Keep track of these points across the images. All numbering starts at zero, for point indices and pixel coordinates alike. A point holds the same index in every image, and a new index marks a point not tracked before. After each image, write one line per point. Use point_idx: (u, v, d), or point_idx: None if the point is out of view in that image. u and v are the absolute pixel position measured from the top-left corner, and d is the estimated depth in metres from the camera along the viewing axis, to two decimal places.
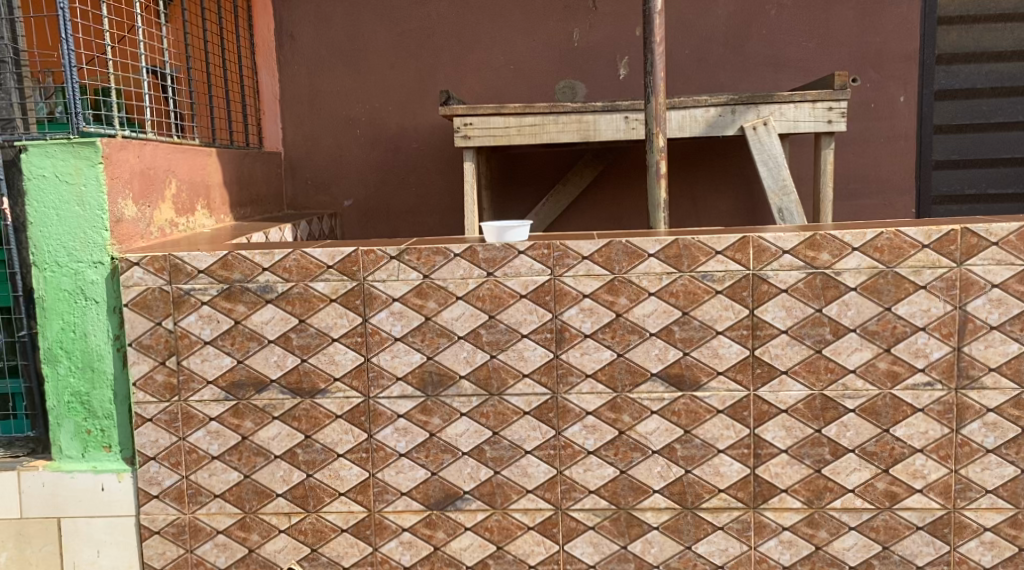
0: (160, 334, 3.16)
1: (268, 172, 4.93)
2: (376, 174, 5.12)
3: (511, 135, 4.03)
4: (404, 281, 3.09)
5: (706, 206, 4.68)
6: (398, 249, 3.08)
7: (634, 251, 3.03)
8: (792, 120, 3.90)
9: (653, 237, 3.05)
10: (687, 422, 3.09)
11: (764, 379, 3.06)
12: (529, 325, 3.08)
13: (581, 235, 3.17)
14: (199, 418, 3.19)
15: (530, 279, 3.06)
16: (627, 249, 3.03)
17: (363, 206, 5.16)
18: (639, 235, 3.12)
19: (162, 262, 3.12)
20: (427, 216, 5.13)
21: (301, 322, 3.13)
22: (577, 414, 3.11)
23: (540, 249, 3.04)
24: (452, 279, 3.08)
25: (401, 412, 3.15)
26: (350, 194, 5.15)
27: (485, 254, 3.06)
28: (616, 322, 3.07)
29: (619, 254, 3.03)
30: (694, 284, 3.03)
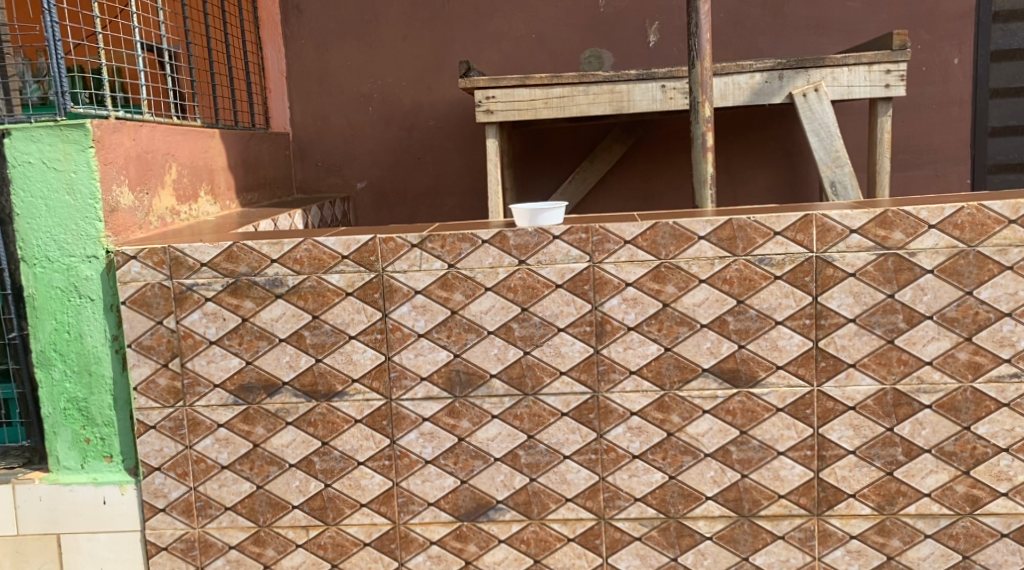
0: (161, 334, 2.88)
1: (276, 154, 4.64)
2: (391, 154, 4.82)
3: (538, 108, 3.71)
4: (427, 271, 2.80)
5: (743, 181, 4.36)
6: (420, 236, 2.79)
7: (683, 234, 2.72)
8: (846, 85, 3.54)
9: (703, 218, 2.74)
10: (743, 422, 2.79)
11: (829, 373, 2.75)
12: (566, 318, 2.79)
13: (620, 217, 2.86)
14: (207, 425, 2.92)
15: (567, 267, 2.77)
16: (676, 231, 2.72)
17: (378, 189, 4.86)
18: (686, 216, 2.82)
19: (162, 254, 2.84)
20: (445, 198, 4.83)
21: (315, 319, 2.85)
22: (620, 415, 2.82)
23: (577, 234, 2.74)
24: (480, 269, 2.79)
25: (427, 415, 2.87)
26: (364, 176, 4.85)
27: (516, 240, 2.77)
28: (663, 314, 2.77)
29: (666, 237, 2.73)
30: (750, 269, 2.72)
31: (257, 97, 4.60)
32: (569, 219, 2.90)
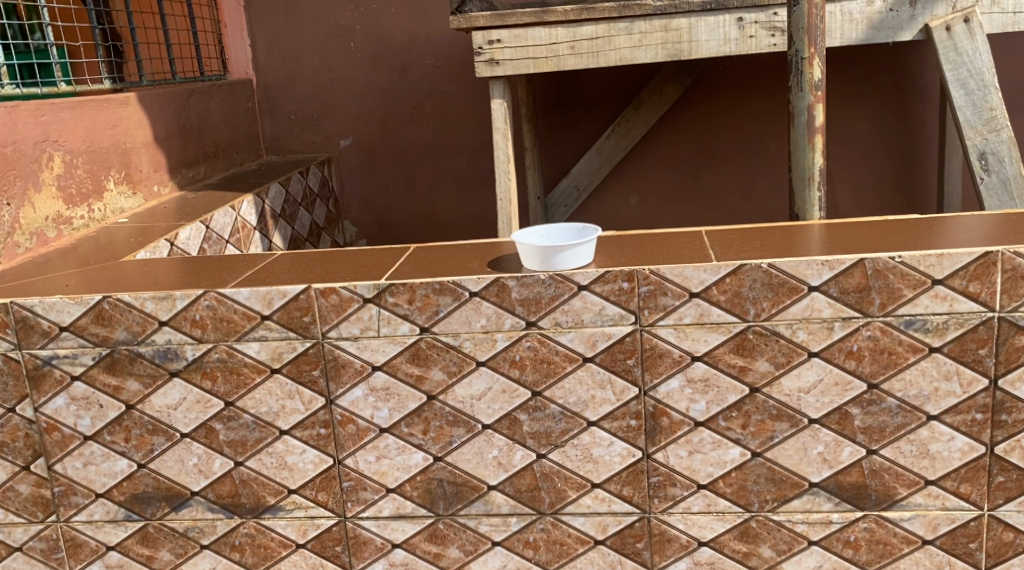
0: (16, 426, 1.99)
1: (237, 109, 3.64)
2: (381, 102, 3.80)
3: (561, 55, 2.66)
4: (390, 339, 1.85)
5: (838, 131, 3.49)
6: (375, 286, 1.82)
7: (784, 282, 1.73)
8: (1010, 12, 2.45)
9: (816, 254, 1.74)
10: (869, 559, 1.86)
11: (1008, 493, 1.79)
12: (600, 408, 1.85)
13: (685, 253, 1.88)
14: (91, 548, 2.06)
15: (599, 332, 1.81)
16: (776, 278, 1.73)
17: (367, 146, 3.86)
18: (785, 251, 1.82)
19: (3, 314, 1.92)
20: (451, 157, 3.82)
21: (228, 407, 1.93)
22: (683, 545, 1.90)
23: (616, 282, 1.77)
24: (468, 334, 1.83)
25: (398, 540, 1.97)
26: (349, 131, 3.86)
27: (520, 292, 1.80)
28: (751, 403, 1.81)
29: (755, 287, 1.74)
30: (891, 337, 1.74)
31: (206, 36, 3.59)
32: (604, 252, 1.92)
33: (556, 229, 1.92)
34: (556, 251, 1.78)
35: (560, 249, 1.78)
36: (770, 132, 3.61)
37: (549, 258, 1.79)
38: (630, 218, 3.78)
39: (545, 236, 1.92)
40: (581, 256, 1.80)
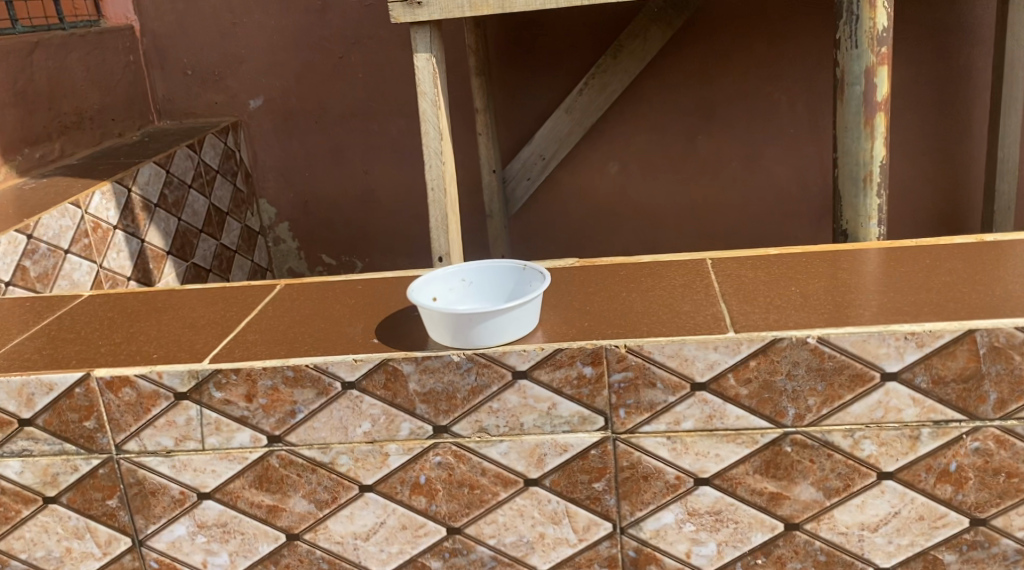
0: None
1: (112, 65, 2.88)
2: (297, 53, 3.03)
3: None
4: (223, 453, 1.19)
5: None
6: (192, 375, 1.15)
7: (842, 364, 1.08)
8: None
9: (893, 321, 1.08)
10: None
11: None
12: (553, 552, 1.20)
13: (682, 305, 1.22)
14: None
15: (550, 444, 1.15)
16: (828, 359, 1.08)
17: (280, 107, 3.11)
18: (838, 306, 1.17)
19: None
20: (387, 121, 3.06)
21: None
22: None
23: (574, 366, 1.12)
24: (345, 445, 1.17)
25: None
26: (259, 89, 3.10)
27: (423, 383, 1.14)
28: (785, 547, 1.17)
29: (795, 373, 1.09)
30: (1012, 451, 1.10)
31: None
32: (559, 306, 1.25)
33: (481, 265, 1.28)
34: (478, 317, 1.10)
35: (484, 313, 1.10)
36: (779, 84, 2.89)
37: (466, 328, 1.11)
38: (607, 193, 3.10)
39: (464, 277, 1.27)
40: (518, 323, 1.13)
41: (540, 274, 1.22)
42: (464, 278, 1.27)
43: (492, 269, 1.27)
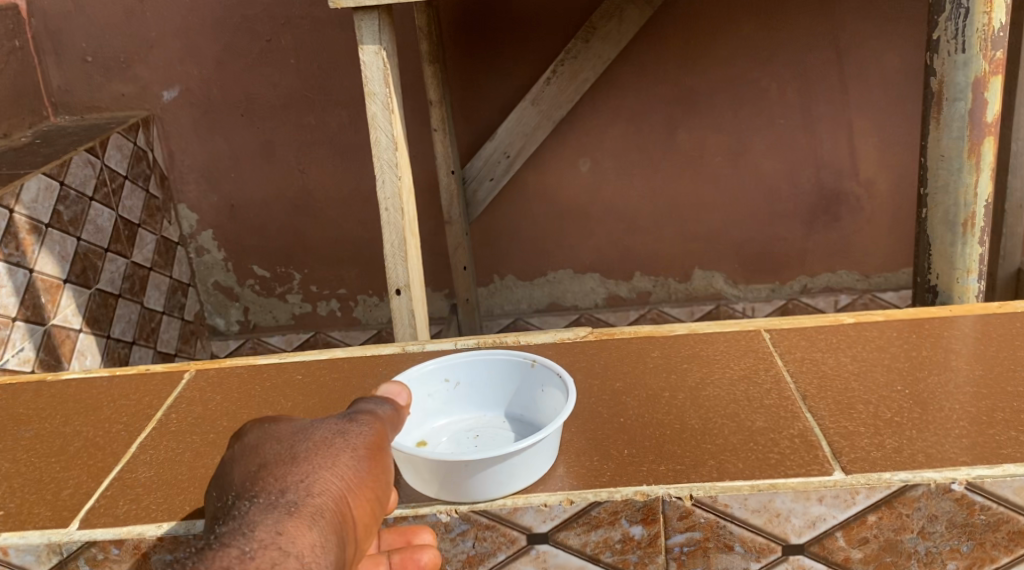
0: None
1: None
2: (215, 36, 2.58)
3: None
4: None
5: (861, 67, 2.53)
6: (55, 549, 0.89)
7: (999, 516, 0.87)
8: None
9: None
10: None
11: None
12: None
13: (743, 419, 0.96)
14: None
15: None
16: (978, 512, 0.87)
17: (198, 99, 2.66)
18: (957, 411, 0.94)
19: None
20: (325, 114, 2.65)
21: None
22: None
23: (655, 527, 0.89)
24: None
25: None
26: (173, 78, 2.64)
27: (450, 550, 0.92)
28: None
29: (931, 527, 0.88)
30: None
31: None
32: (599, 426, 0.98)
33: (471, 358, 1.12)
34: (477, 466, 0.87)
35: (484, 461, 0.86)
36: (770, 69, 2.55)
37: (459, 481, 0.88)
38: (577, 193, 2.73)
39: (448, 376, 1.11)
40: (532, 464, 0.89)
41: (553, 375, 1.04)
42: (449, 376, 1.11)
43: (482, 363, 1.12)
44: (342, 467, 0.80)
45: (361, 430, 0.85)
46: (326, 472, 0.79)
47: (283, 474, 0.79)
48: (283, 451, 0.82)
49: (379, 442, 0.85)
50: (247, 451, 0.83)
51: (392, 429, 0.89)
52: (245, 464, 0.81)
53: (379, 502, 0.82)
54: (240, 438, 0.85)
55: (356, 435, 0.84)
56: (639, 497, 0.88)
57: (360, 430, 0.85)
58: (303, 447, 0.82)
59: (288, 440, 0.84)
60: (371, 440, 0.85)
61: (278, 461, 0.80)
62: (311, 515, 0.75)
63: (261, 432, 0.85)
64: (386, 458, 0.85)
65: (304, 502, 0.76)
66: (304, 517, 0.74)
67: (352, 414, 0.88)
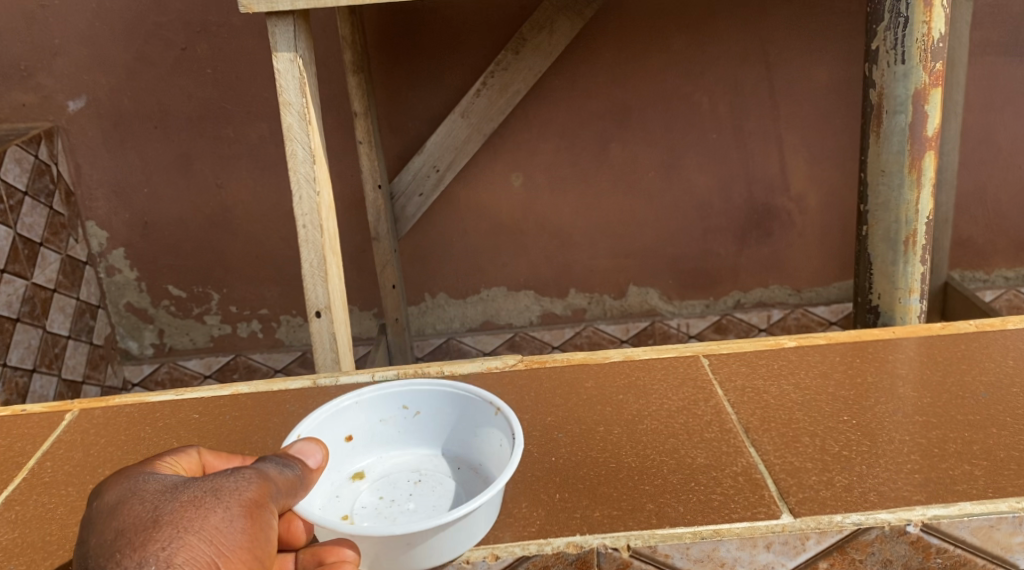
0: None
1: None
2: (124, 44, 2.44)
3: None
4: None
5: (792, 81, 2.52)
6: None
7: (957, 558, 0.93)
8: None
9: (1008, 498, 0.92)
10: None
11: None
12: None
13: (676, 460, 1.01)
14: None
15: None
16: (935, 555, 0.92)
17: (107, 111, 2.52)
18: (895, 446, 0.99)
19: None
20: (244, 127, 2.53)
21: None
22: None
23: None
24: None
25: None
26: (79, 88, 2.49)
27: None
28: None
29: None
30: None
31: None
32: (544, 475, 1.01)
33: (432, 392, 1.16)
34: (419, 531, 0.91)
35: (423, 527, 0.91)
36: (701, 83, 2.52)
37: (388, 554, 0.92)
38: (508, 208, 2.66)
39: (407, 405, 1.16)
40: (457, 541, 0.92)
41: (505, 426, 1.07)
42: (407, 405, 1.17)
43: (442, 398, 1.16)
44: (212, 530, 0.84)
45: (239, 488, 0.88)
46: (193, 540, 0.83)
47: (147, 542, 0.83)
48: (151, 511, 0.85)
49: (255, 500, 0.89)
50: (113, 513, 0.87)
51: (285, 487, 0.93)
52: (112, 525, 0.85)
53: (254, 563, 0.86)
54: (105, 493, 0.88)
55: (231, 493, 0.88)
56: (571, 547, 0.93)
57: (236, 487, 0.89)
58: (170, 509, 0.85)
59: (157, 497, 0.87)
60: (248, 497, 0.88)
61: (145, 525, 0.84)
62: None
63: (123, 490, 0.88)
64: (265, 517, 0.89)
65: None
66: None
67: (232, 470, 0.91)
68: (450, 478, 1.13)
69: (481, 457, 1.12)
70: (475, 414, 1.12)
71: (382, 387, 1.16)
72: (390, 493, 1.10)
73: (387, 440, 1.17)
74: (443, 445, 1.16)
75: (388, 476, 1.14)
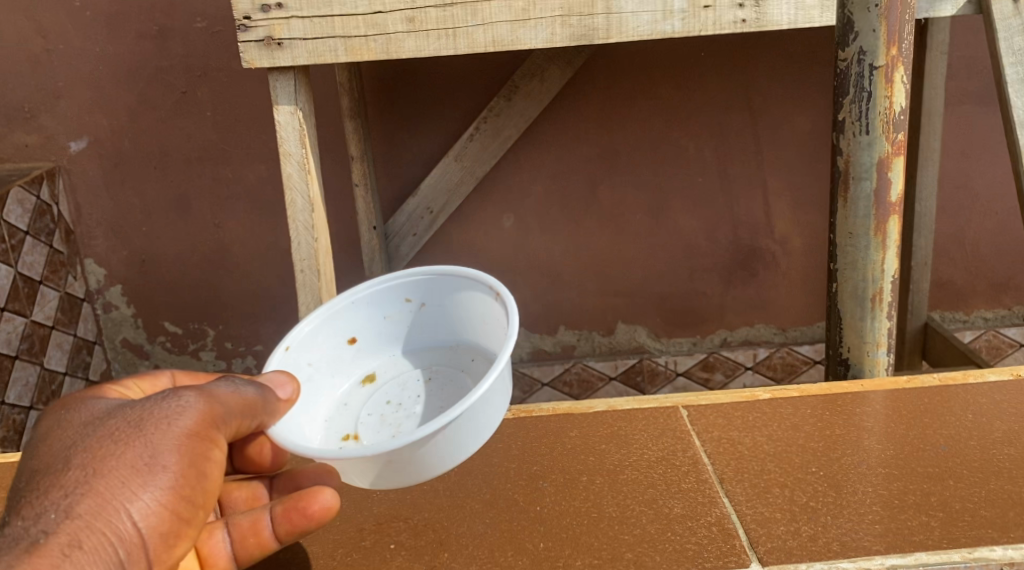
0: None
1: None
2: (126, 88, 2.50)
3: (392, 32, 1.49)
4: None
5: (775, 127, 2.60)
6: None
7: None
8: None
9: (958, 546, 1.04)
10: None
11: None
12: None
13: (654, 508, 1.12)
14: None
15: None
16: None
17: (108, 151, 2.57)
18: (855, 498, 1.11)
19: None
20: (241, 167, 2.59)
21: None
22: None
23: None
24: None
25: None
26: (81, 130, 2.55)
27: None
28: None
29: None
30: None
31: None
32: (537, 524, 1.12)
33: (428, 282, 1.38)
34: (400, 452, 1.07)
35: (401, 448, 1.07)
36: (687, 128, 2.59)
37: (391, 471, 1.09)
38: (499, 248, 2.72)
39: (410, 297, 1.40)
40: (452, 448, 1.11)
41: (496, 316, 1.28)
42: (410, 297, 1.39)
43: (429, 280, 1.37)
44: (149, 448, 0.99)
45: (180, 409, 1.02)
46: (132, 456, 0.98)
47: (91, 455, 0.98)
48: (100, 429, 1.00)
49: (195, 420, 1.03)
50: (66, 427, 1.02)
51: (237, 404, 1.07)
52: (66, 438, 1.00)
53: (192, 476, 1.01)
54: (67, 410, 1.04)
55: (173, 414, 1.02)
56: None
57: (178, 410, 1.02)
58: (116, 426, 1.00)
59: (110, 414, 1.02)
60: (188, 420, 1.02)
61: (93, 440, 0.99)
62: (110, 496, 0.96)
63: (84, 406, 1.03)
64: (206, 432, 1.03)
65: (104, 482, 0.96)
66: (104, 498, 0.96)
67: (179, 390, 1.05)
68: (453, 358, 1.38)
69: (473, 334, 1.36)
70: (471, 292, 1.34)
71: (383, 285, 1.39)
72: (397, 396, 1.36)
73: (393, 333, 1.42)
74: (449, 334, 1.40)
75: (401, 371, 1.40)
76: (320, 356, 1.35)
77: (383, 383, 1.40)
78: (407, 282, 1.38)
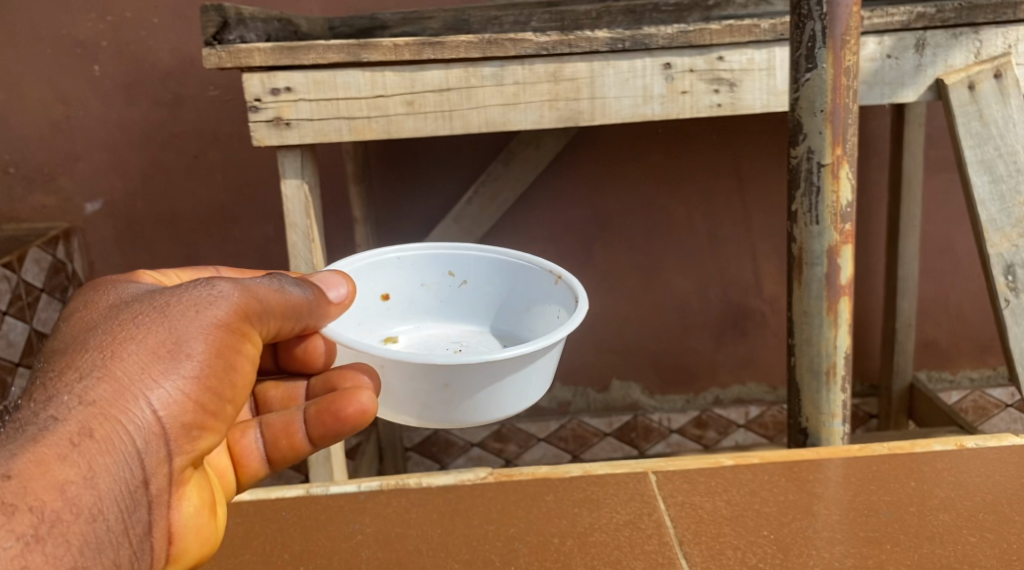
0: None
1: None
2: (141, 152, 2.63)
3: (393, 115, 1.60)
4: None
5: (762, 194, 2.71)
6: None
7: None
8: None
9: None
10: None
11: None
12: None
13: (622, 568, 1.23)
14: None
15: None
16: None
17: (122, 212, 2.69)
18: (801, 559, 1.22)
19: None
20: (250, 228, 2.70)
21: None
22: None
23: None
24: None
25: None
26: (97, 191, 2.67)
27: None
28: None
29: None
30: None
31: None
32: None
33: (477, 266, 1.49)
34: (460, 378, 1.20)
35: (459, 370, 1.19)
36: (677, 194, 2.71)
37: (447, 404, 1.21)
38: None
39: (455, 272, 1.49)
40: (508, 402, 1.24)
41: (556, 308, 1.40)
42: (456, 274, 1.49)
43: (483, 266, 1.49)
44: (180, 323, 1.08)
45: (215, 296, 1.12)
46: (163, 328, 1.07)
47: (126, 321, 1.08)
48: (139, 304, 1.10)
49: (227, 309, 1.12)
50: (91, 308, 1.11)
51: (277, 305, 1.17)
52: (106, 308, 1.11)
53: (217, 359, 1.10)
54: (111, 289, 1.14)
55: (209, 298, 1.11)
56: None
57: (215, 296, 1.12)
58: (154, 304, 1.10)
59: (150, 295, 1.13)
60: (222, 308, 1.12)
61: (130, 311, 1.09)
62: (135, 361, 1.05)
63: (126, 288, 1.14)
64: (238, 321, 1.12)
65: (133, 350, 1.06)
66: (130, 362, 1.05)
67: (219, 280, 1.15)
68: (482, 340, 1.49)
69: (509, 326, 1.49)
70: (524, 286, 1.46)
71: (437, 255, 1.48)
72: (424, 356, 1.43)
73: (424, 304, 1.51)
74: (479, 319, 1.51)
75: (424, 340, 1.49)
76: (359, 301, 1.43)
77: (404, 346, 1.48)
78: (460, 257, 1.48)
